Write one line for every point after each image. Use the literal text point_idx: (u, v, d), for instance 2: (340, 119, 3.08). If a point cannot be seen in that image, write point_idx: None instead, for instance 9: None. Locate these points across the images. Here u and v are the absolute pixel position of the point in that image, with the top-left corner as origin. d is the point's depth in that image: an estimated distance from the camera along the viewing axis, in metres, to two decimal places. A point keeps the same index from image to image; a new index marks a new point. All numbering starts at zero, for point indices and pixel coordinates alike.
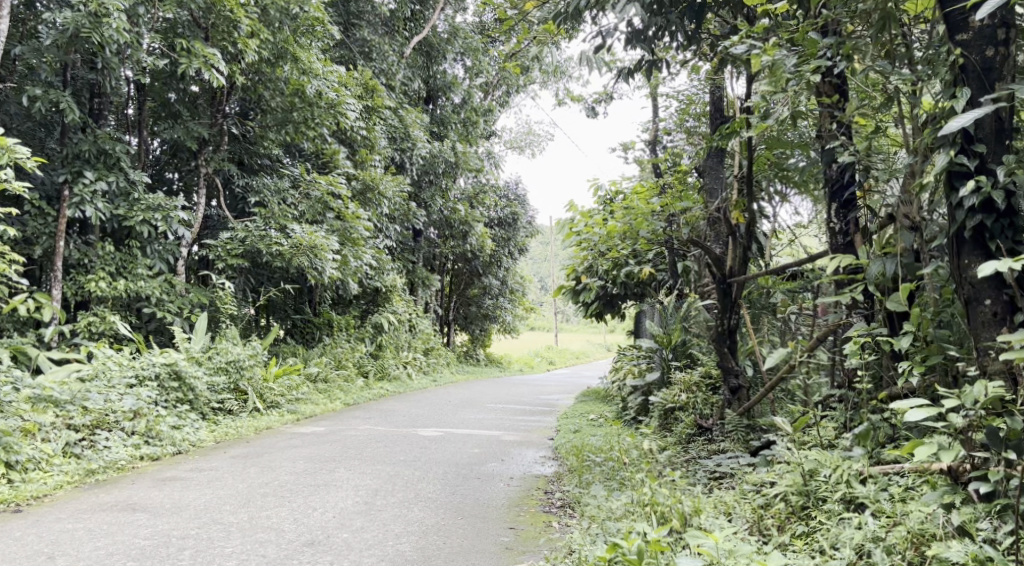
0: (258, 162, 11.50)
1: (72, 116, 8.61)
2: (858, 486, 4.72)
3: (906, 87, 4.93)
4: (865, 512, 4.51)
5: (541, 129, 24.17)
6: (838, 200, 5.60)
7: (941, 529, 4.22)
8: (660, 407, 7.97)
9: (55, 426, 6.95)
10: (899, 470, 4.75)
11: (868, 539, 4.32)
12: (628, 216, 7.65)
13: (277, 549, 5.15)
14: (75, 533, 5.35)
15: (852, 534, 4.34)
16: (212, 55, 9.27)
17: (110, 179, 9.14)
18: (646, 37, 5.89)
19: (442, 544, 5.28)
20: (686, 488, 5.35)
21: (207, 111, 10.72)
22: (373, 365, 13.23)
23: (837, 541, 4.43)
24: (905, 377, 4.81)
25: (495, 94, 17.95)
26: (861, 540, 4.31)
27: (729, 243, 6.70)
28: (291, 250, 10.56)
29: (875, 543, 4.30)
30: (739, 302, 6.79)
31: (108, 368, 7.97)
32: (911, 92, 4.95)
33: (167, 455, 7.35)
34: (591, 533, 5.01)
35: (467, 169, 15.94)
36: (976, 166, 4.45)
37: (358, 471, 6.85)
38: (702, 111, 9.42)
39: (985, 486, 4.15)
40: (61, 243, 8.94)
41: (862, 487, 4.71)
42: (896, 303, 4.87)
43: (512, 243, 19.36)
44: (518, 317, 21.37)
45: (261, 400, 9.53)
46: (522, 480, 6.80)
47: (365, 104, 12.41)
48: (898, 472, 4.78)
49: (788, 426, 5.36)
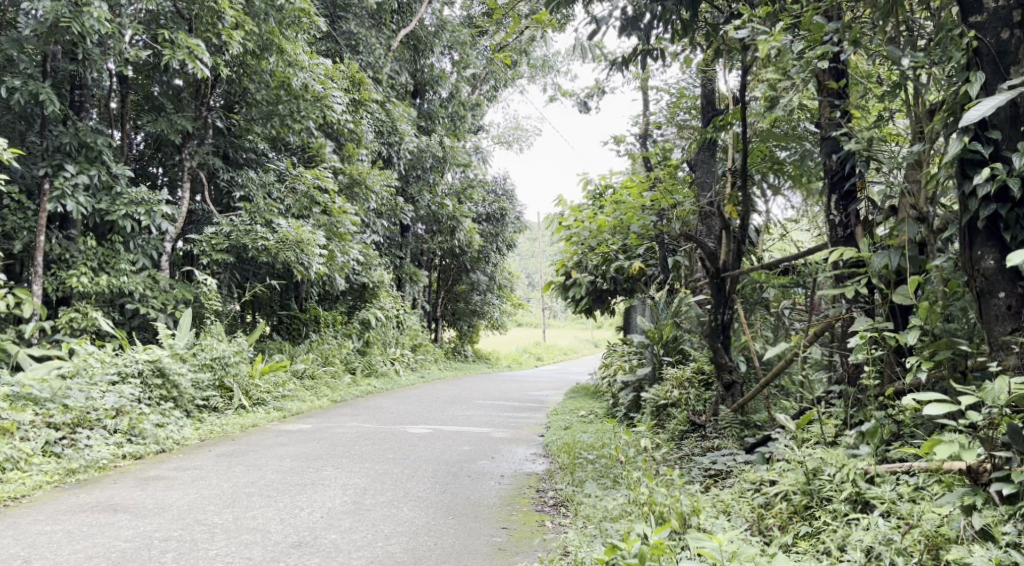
0: (244, 156, 11.30)
1: (53, 107, 8.40)
2: (866, 484, 4.62)
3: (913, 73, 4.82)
4: (874, 513, 4.42)
5: (529, 124, 24.03)
6: (839, 191, 5.47)
7: (961, 533, 4.13)
8: (652, 403, 7.87)
9: (35, 425, 6.78)
10: (908, 469, 4.58)
11: (878, 541, 4.23)
12: (618, 211, 7.54)
13: (263, 551, 4.99)
14: (54, 535, 5.19)
15: (861, 536, 4.25)
16: (196, 46, 9.06)
17: (92, 172, 8.94)
18: (641, 25, 5.69)
19: (434, 545, 5.14)
20: (684, 487, 5.23)
21: (191, 104, 10.54)
22: (360, 361, 13.08)
23: (844, 542, 4.35)
24: (913, 373, 4.69)
25: (482, 88, 17.82)
26: (870, 542, 4.22)
27: (724, 237, 6.57)
28: (277, 245, 10.40)
29: (886, 545, 4.20)
30: (733, 297, 6.68)
31: (90, 366, 7.78)
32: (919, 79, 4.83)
33: (150, 454, 7.17)
34: (589, 534, 4.88)
35: (455, 163, 15.81)
36: (990, 153, 4.36)
37: (346, 469, 6.70)
38: (693, 104, 9.28)
39: (1009, 488, 4.07)
40: (41, 238, 8.74)
41: (869, 485, 4.61)
42: (903, 296, 4.80)
43: (500, 238, 19.20)
44: (506, 313, 21.21)
45: (247, 397, 9.39)
46: (513, 478, 6.66)
47: (351, 96, 12.25)
48: (907, 471, 4.63)
49: (788, 422, 5.26)
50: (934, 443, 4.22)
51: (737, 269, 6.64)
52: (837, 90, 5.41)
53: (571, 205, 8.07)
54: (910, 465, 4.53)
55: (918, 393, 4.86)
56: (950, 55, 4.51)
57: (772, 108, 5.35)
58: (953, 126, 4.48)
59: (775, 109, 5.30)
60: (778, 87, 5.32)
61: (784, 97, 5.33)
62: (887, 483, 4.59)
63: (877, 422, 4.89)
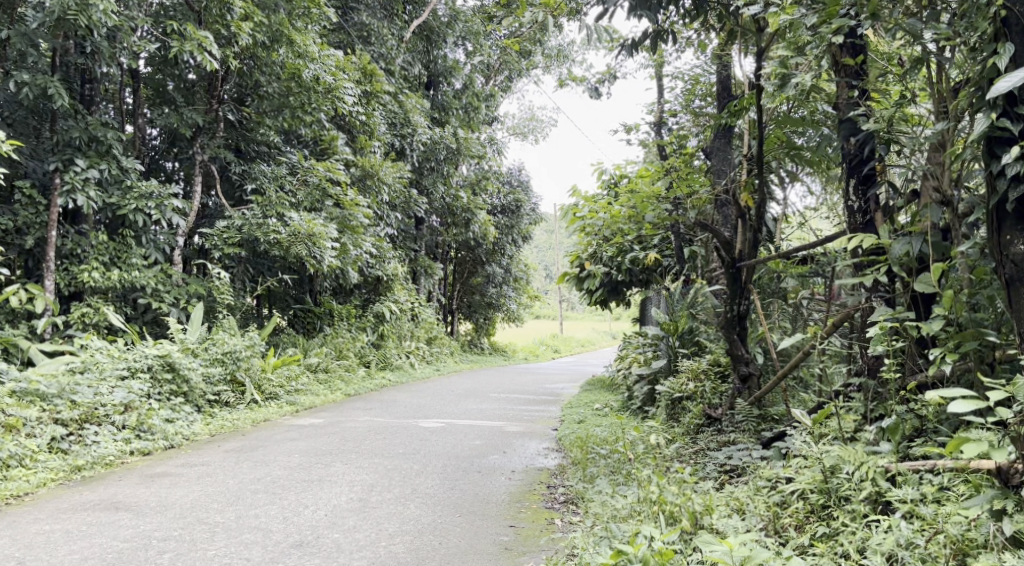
0: (255, 149, 11.13)
1: (61, 101, 8.25)
2: (888, 484, 4.41)
3: (935, 46, 4.56)
4: (895, 514, 4.24)
5: (545, 113, 23.76)
6: (858, 175, 5.13)
7: (990, 539, 3.92)
8: (666, 396, 7.70)
9: (42, 422, 6.67)
10: (933, 467, 4.37)
11: (900, 545, 4.05)
12: (632, 200, 7.36)
13: (263, 551, 4.86)
14: (50, 536, 5.07)
15: (881, 540, 4.08)
16: (205, 38, 8.88)
17: (102, 166, 8.82)
18: (651, 4, 5.46)
19: (439, 545, 4.98)
20: (699, 485, 5.04)
21: (204, 98, 10.40)
22: (375, 355, 12.94)
23: (863, 545, 4.17)
24: (937, 365, 4.47)
25: (496, 79, 17.61)
26: (891, 546, 4.04)
27: (738, 226, 6.35)
28: (289, 238, 10.25)
29: (907, 549, 4.03)
30: (750, 287, 6.43)
31: (99, 361, 7.70)
32: (943, 52, 4.56)
33: (159, 449, 7.05)
34: (597, 535, 4.71)
35: (469, 155, 15.40)
36: (1020, 131, 4.10)
37: (354, 465, 6.57)
38: (708, 91, 9.03)
39: None
40: (53, 233, 8.62)
41: (892, 485, 4.40)
42: (925, 284, 4.55)
43: (516, 231, 19.00)
44: (522, 306, 21.04)
45: (259, 391, 9.27)
46: (524, 474, 6.51)
47: (364, 88, 12.08)
48: (931, 469, 4.40)
49: (807, 417, 5.08)
50: (961, 441, 3.95)
51: (753, 258, 6.41)
52: (854, 68, 5.12)
53: (584, 195, 7.99)
54: (935, 463, 4.32)
55: (943, 387, 4.65)
56: (976, 26, 4.23)
57: (785, 88, 5.12)
58: (979, 101, 4.24)
59: (787, 87, 5.08)
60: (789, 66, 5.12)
61: (796, 74, 5.10)
62: (909, 483, 4.38)
63: (898, 416, 4.68)
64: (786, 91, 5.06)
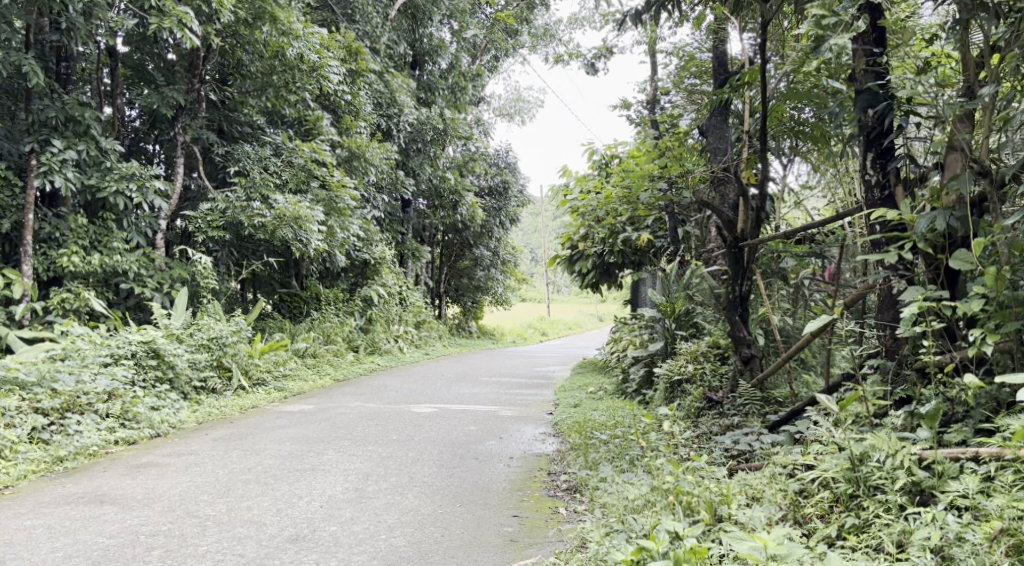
0: (238, 130, 10.79)
1: (37, 79, 7.88)
2: (927, 473, 4.24)
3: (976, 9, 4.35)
4: (938, 506, 4.07)
5: (530, 93, 23.37)
6: (875, 149, 4.93)
7: None
8: (665, 379, 7.53)
9: (22, 411, 6.39)
10: (974, 456, 4.19)
11: (947, 540, 3.89)
12: (626, 179, 7.14)
13: (257, 547, 4.63)
14: (32, 533, 4.82)
15: (926, 535, 3.92)
16: (186, 14, 8.52)
17: (81, 147, 8.45)
18: None
19: (441, 537, 4.78)
20: (714, 472, 4.85)
21: (184, 78, 10.04)
22: (362, 340, 12.70)
23: (903, 539, 4.00)
24: (977, 347, 4.28)
25: (483, 59, 17.30)
26: (938, 541, 3.88)
27: (741, 204, 6.12)
28: (275, 221, 9.96)
29: (956, 544, 3.87)
30: (751, 267, 6.22)
31: (80, 348, 7.41)
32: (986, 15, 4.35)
33: (144, 438, 6.79)
34: (609, 526, 4.51)
35: (456, 136, 15.16)
36: None
37: (348, 453, 6.35)
38: (704, 68, 8.78)
39: None
40: (30, 216, 8.28)
41: (932, 475, 4.22)
42: (962, 260, 4.35)
43: (504, 213, 18.74)
44: (510, 289, 20.79)
45: (247, 377, 9.01)
46: (522, 461, 6.30)
47: (348, 67, 11.76)
48: (972, 457, 4.22)
49: (828, 402, 4.86)
50: None
51: (755, 237, 6.18)
52: (874, 35, 4.93)
53: (575, 176, 7.80)
54: (979, 451, 4.14)
55: (980, 370, 4.47)
56: None
57: (816, 51, 4.84)
58: None
59: (819, 49, 4.78)
60: (823, 26, 4.81)
61: (830, 36, 4.81)
62: (950, 473, 4.19)
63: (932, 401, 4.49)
64: (818, 55, 4.79)
